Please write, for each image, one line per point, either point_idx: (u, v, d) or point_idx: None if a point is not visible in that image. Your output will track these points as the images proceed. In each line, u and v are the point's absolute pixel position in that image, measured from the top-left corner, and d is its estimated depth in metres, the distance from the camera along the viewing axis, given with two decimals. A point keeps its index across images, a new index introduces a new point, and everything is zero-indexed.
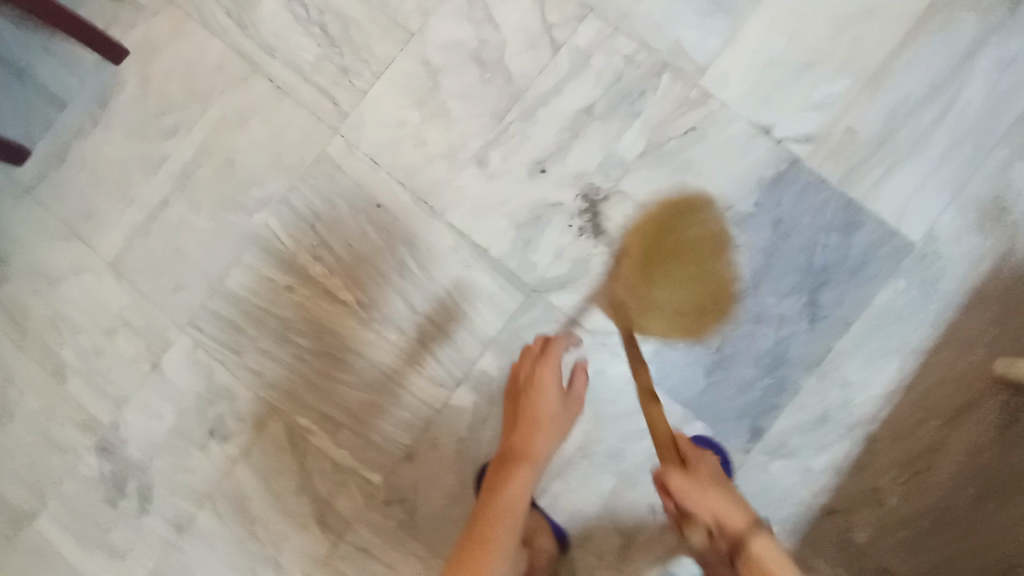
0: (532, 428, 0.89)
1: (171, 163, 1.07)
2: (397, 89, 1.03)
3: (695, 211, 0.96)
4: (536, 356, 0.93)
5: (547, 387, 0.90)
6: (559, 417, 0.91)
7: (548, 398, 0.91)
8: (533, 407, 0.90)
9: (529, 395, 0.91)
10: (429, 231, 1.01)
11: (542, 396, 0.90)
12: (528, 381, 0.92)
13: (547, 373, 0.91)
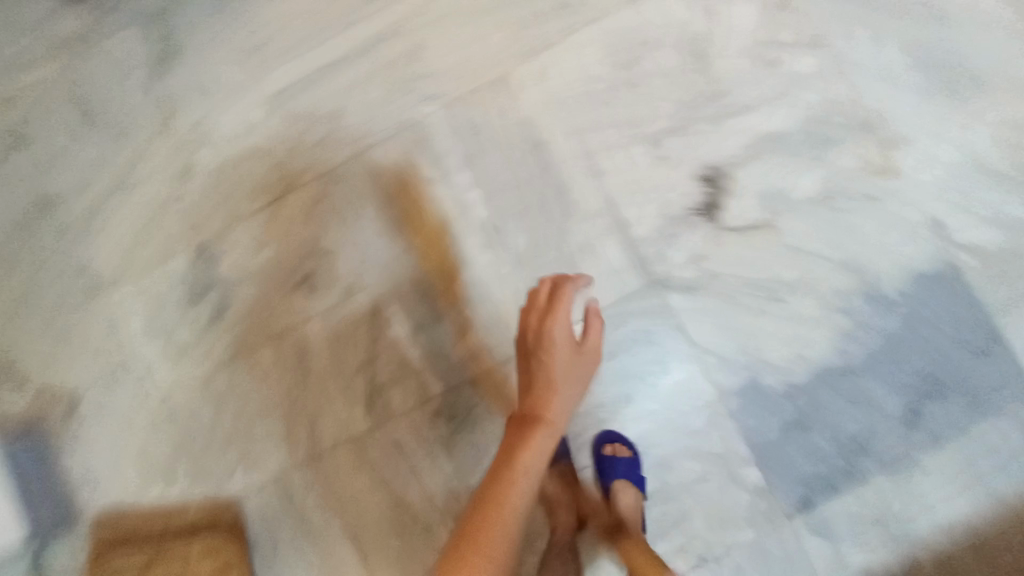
0: (544, 379, 0.74)
1: (364, 24, 1.07)
2: (603, 40, 1.00)
3: (839, 274, 0.95)
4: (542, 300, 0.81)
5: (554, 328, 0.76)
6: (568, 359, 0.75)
7: (558, 349, 0.75)
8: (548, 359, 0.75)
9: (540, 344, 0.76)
10: (579, 186, 0.99)
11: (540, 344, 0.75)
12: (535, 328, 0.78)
13: (555, 325, 0.78)
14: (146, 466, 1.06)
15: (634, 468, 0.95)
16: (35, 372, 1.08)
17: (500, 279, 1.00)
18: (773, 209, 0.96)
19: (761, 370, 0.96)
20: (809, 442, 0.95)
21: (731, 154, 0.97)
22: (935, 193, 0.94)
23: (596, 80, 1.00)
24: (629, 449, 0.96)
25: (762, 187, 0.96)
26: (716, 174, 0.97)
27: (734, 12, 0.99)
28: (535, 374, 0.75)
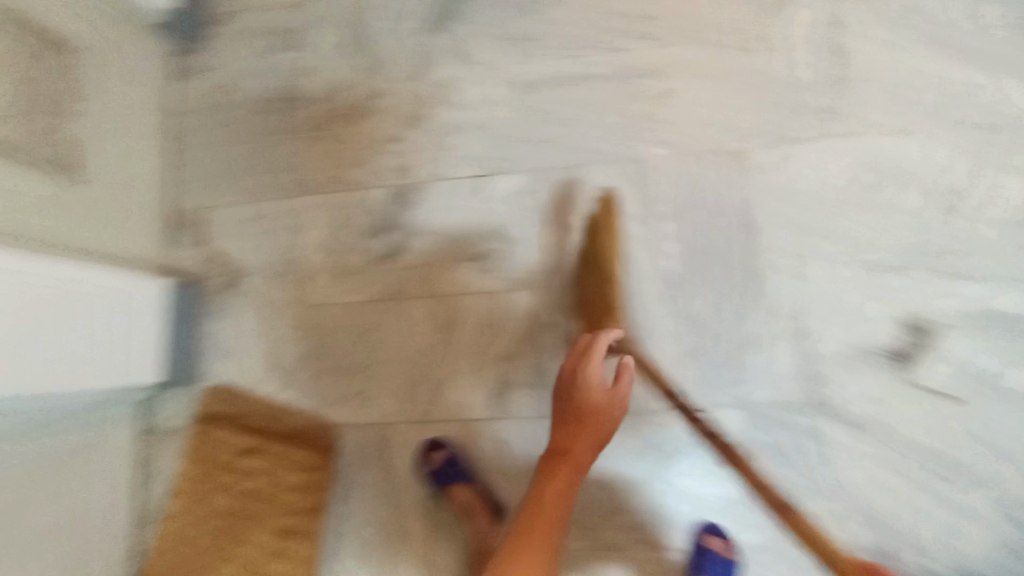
0: (585, 419, 0.95)
1: (627, 47, 1.07)
2: (855, 157, 0.99)
3: (1001, 472, 0.92)
4: (581, 352, 0.95)
5: (596, 386, 0.94)
6: (613, 401, 0.89)
7: (596, 391, 0.95)
8: (589, 416, 0.95)
9: (577, 399, 0.92)
10: (772, 281, 0.99)
11: (590, 395, 0.94)
12: (580, 371, 0.96)
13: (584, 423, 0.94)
14: (272, 362, 1.11)
15: (730, 567, 0.95)
16: (213, 237, 1.15)
17: (660, 335, 1.03)
18: (959, 382, 0.94)
19: (881, 529, 0.94)
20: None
21: (939, 313, 0.95)
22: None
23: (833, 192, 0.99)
24: (729, 547, 0.96)
25: (956, 359, 0.94)
26: (918, 328, 0.95)
27: (1001, 179, 0.95)
28: (569, 427, 0.96)
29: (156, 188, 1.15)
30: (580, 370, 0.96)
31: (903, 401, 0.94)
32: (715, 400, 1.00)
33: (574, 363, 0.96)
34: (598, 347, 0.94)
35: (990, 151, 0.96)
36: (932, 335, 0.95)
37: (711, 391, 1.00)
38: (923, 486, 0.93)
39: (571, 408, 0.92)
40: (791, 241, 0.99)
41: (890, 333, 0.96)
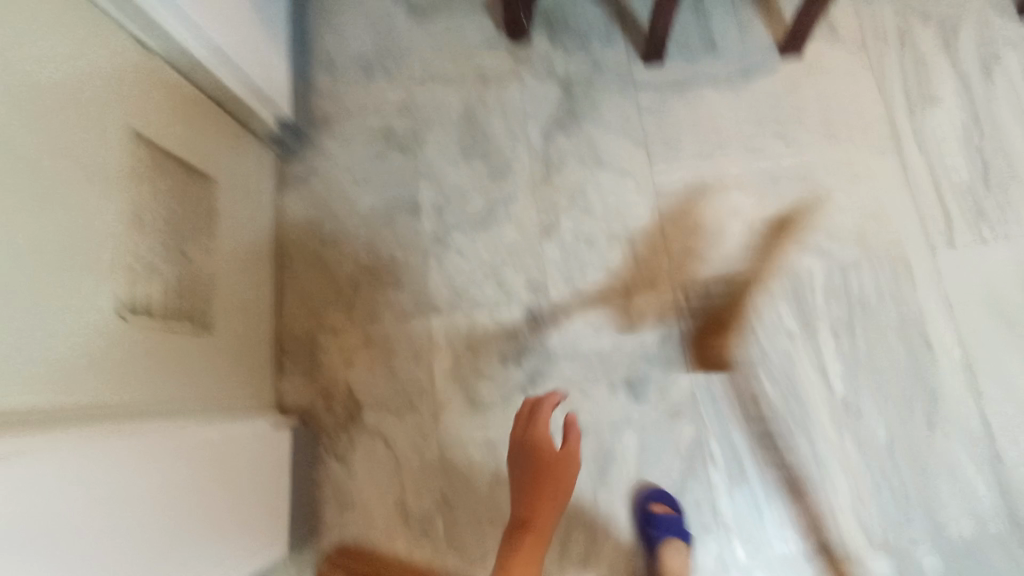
0: (530, 490, 0.76)
1: (767, 160, 1.07)
2: (1016, 266, 0.99)
3: None
4: (533, 413, 0.83)
5: (546, 445, 0.79)
6: (564, 466, 0.77)
7: (547, 460, 0.77)
8: (538, 476, 0.77)
9: (534, 432, 0.80)
10: (955, 397, 0.95)
11: (540, 452, 0.78)
12: (527, 454, 0.79)
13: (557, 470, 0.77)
14: (404, 509, 0.98)
15: None
16: (326, 364, 1.04)
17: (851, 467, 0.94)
18: None
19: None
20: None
21: None
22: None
23: (997, 300, 0.98)
24: None
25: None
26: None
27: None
28: (533, 498, 0.76)
29: (245, 296, 0.97)
30: (532, 442, 0.79)
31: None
32: (913, 537, 0.92)
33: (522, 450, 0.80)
34: (547, 406, 0.83)
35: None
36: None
37: (908, 527, 0.92)
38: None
39: (532, 505, 0.76)
40: (963, 353, 0.97)
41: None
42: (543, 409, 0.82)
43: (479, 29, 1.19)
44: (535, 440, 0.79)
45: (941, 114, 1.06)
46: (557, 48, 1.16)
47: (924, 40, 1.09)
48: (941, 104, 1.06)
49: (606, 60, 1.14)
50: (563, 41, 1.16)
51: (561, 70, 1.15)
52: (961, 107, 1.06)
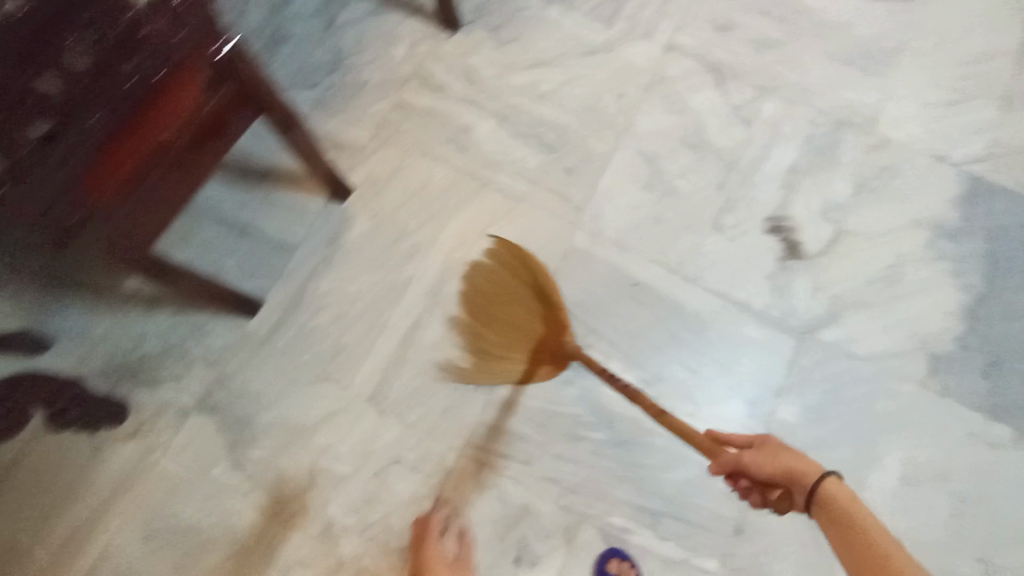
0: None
1: (419, 284, 1.05)
2: (626, 180, 1.11)
3: (917, 232, 1.08)
4: (434, 534, 0.91)
5: (434, 560, 0.89)
6: (466, 567, 0.90)
7: (440, 567, 0.88)
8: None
9: (422, 562, 0.89)
10: (706, 302, 1.04)
11: (432, 554, 0.89)
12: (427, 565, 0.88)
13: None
14: None
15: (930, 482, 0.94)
16: None
17: (717, 430, 0.97)
18: (833, 219, 1.09)
19: (993, 354, 1.01)
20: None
21: (778, 201, 1.10)
22: (950, 145, 1.13)
23: (656, 215, 1.08)
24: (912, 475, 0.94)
25: (848, 223, 1.08)
26: (811, 229, 1.08)
27: (712, 116, 1.15)
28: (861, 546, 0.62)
29: None
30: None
31: (874, 278, 1.05)
32: (769, 411, 0.98)
33: (762, 485, 0.76)
34: (434, 533, 0.91)
35: (684, 105, 1.16)
36: (819, 225, 1.08)
37: (760, 409, 0.98)
38: (951, 303, 1.04)
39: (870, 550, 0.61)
40: (677, 267, 1.06)
41: (813, 250, 1.07)
42: (435, 520, 0.92)
43: (73, 449, 0.97)
44: (427, 550, 0.90)
45: (478, 131, 1.14)
46: (165, 387, 0.99)
47: (422, 97, 1.16)
48: (472, 125, 1.14)
49: (215, 351, 1.01)
50: (164, 376, 1.00)
51: (192, 402, 0.99)
52: (486, 117, 1.15)
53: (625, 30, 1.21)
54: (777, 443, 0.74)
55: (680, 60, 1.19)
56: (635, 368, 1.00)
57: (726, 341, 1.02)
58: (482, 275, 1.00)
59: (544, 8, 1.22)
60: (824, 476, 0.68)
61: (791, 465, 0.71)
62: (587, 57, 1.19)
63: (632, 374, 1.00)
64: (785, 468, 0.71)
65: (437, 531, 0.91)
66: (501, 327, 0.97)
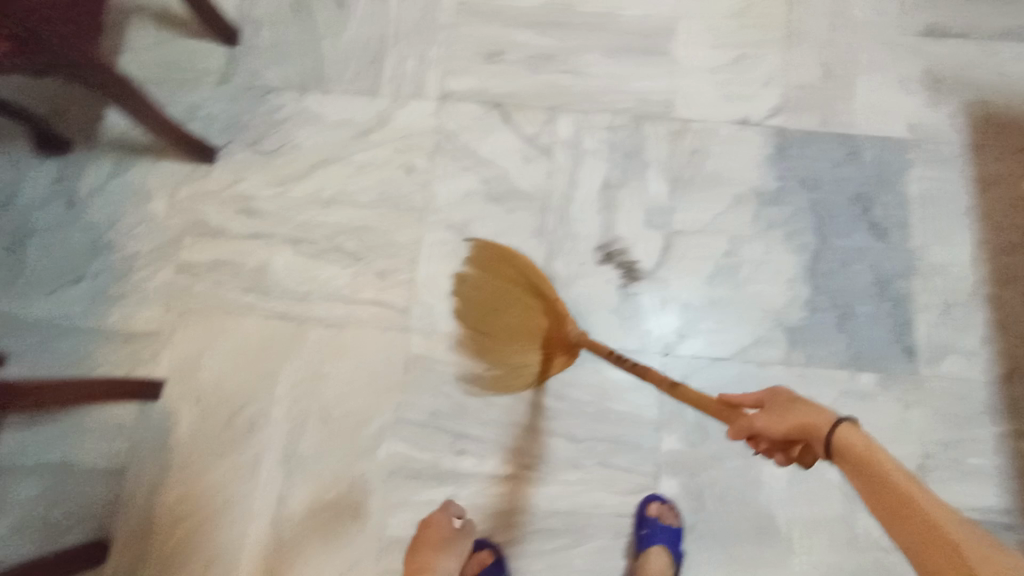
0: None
1: (270, 453, 1.00)
2: (444, 262, 1.05)
3: (740, 208, 1.06)
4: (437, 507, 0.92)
5: (436, 532, 0.89)
6: (460, 542, 0.89)
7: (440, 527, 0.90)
8: (426, 541, 0.89)
9: (421, 527, 0.91)
10: (563, 362, 1.00)
11: (434, 532, 0.89)
12: (420, 559, 0.88)
13: (445, 558, 0.88)
14: None
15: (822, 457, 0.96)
16: None
17: (611, 491, 0.96)
18: (659, 225, 1.05)
19: (840, 305, 1.02)
20: (908, 323, 1.01)
21: (601, 226, 1.05)
22: (744, 105, 1.11)
23: None
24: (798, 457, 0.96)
25: (674, 223, 1.05)
26: (641, 243, 1.05)
27: (510, 157, 1.08)
28: (882, 490, 0.59)
29: None
30: (422, 553, 0.88)
31: (712, 273, 1.04)
32: (655, 447, 0.97)
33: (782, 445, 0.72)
34: (442, 512, 0.91)
35: (479, 156, 1.08)
36: (648, 237, 1.05)
37: (646, 448, 0.97)
38: (788, 269, 1.04)
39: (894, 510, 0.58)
40: None
41: (648, 267, 1.04)
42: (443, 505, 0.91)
43: None
44: (428, 524, 0.91)
45: (277, 268, 1.07)
46: None
47: (207, 251, 1.08)
48: (269, 265, 1.07)
49: None
50: None
51: None
52: (281, 249, 1.08)
53: (393, 96, 1.12)
54: (789, 396, 0.71)
55: (459, 108, 1.11)
56: (511, 456, 0.98)
57: (595, 396, 0.98)
58: (470, 286, 0.95)
59: (300, 103, 1.13)
60: (836, 424, 0.65)
61: (805, 421, 0.67)
62: (363, 141, 1.11)
63: (509, 462, 0.98)
64: (799, 423, 0.68)
65: (447, 518, 0.90)
66: (503, 335, 0.94)
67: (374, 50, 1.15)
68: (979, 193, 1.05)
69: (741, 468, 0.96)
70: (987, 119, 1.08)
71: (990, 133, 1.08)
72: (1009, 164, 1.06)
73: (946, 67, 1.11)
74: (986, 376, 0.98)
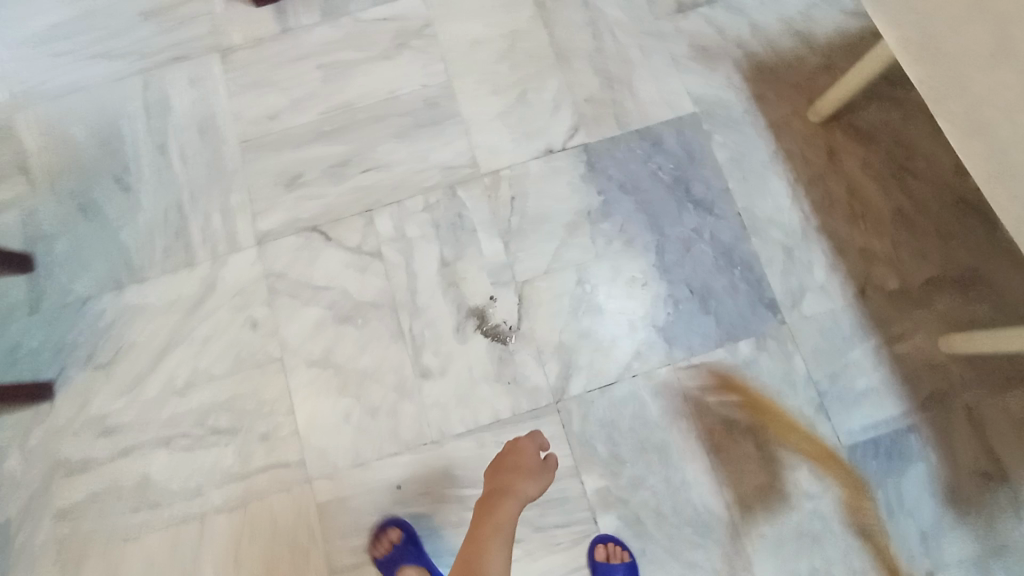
0: (491, 500, 0.85)
1: None
2: (318, 399, 1.02)
3: (575, 233, 1.08)
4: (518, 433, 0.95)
5: (524, 457, 0.90)
6: (542, 473, 0.89)
7: (526, 454, 0.90)
8: (510, 463, 0.89)
9: (505, 453, 0.92)
10: (468, 449, 0.99)
11: (522, 456, 0.90)
12: (507, 478, 0.87)
13: (527, 481, 0.87)
14: None
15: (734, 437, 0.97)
16: None
17: (555, 552, 0.94)
18: (508, 279, 1.06)
19: (697, 287, 1.05)
20: (761, 280, 1.04)
21: (455, 303, 1.05)
22: (542, 136, 1.14)
23: (363, 412, 1.01)
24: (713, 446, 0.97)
25: (521, 273, 1.06)
26: (498, 305, 1.05)
27: (344, 273, 1.08)
28: None
29: None
30: (507, 476, 0.88)
31: (573, 306, 1.05)
32: (580, 493, 0.96)
33: None
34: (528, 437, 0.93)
35: (315, 285, 1.07)
36: (502, 296, 1.05)
37: (573, 498, 0.96)
38: (638, 274, 1.06)
39: None
40: (421, 442, 1.00)
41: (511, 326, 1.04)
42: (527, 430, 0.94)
43: None
44: (515, 449, 0.92)
45: (155, 472, 1.01)
46: None
47: (79, 483, 1.01)
48: (147, 472, 1.01)
49: None
50: None
51: None
52: (153, 452, 1.02)
53: (213, 259, 1.11)
54: None
55: (280, 245, 1.10)
56: None
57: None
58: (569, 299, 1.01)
59: (123, 300, 1.09)
60: None
61: None
62: (199, 313, 1.08)
63: None
64: None
65: (533, 444, 0.92)
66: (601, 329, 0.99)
67: (177, 220, 1.13)
68: (775, 137, 1.11)
69: (667, 480, 0.96)
70: (757, 69, 1.15)
71: (764, 80, 1.15)
72: (790, 103, 1.13)
73: (706, 36, 1.18)
74: (846, 298, 1.02)
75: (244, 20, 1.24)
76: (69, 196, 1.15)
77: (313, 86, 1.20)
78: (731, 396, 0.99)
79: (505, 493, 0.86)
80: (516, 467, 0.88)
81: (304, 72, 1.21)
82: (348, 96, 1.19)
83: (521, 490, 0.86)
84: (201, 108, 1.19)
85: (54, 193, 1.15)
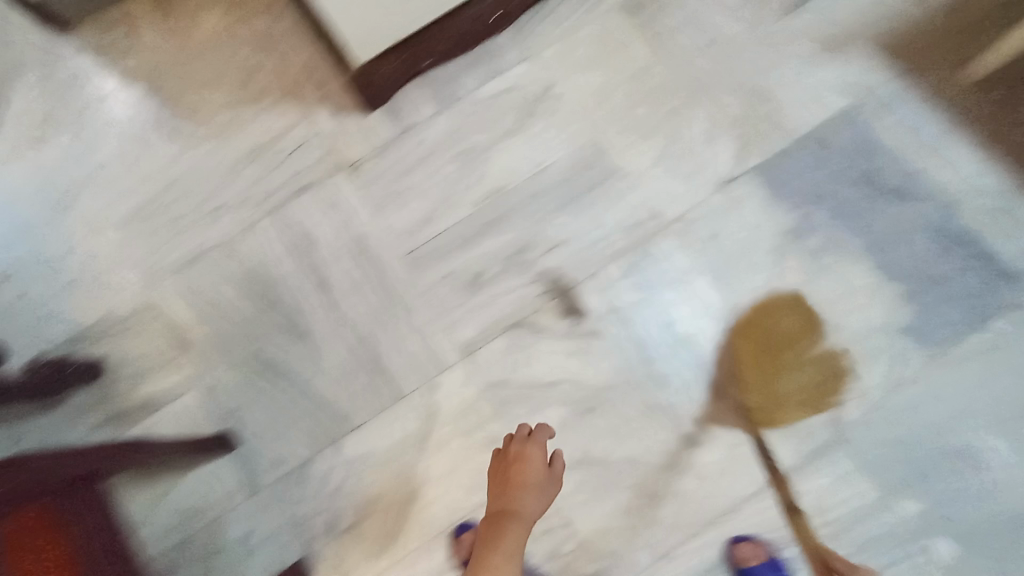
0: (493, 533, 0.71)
1: None
2: (595, 501, 0.96)
3: (782, 256, 1.06)
4: (523, 434, 0.82)
5: (533, 467, 0.77)
6: (551, 483, 0.77)
7: (540, 470, 0.77)
8: (516, 475, 0.77)
9: (511, 463, 0.78)
10: (766, 508, 0.96)
11: (529, 468, 0.77)
12: (510, 494, 0.75)
13: (535, 498, 0.75)
14: None
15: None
16: None
17: None
18: (734, 322, 1.03)
19: (927, 277, 1.02)
20: (987, 254, 1.02)
21: (693, 362, 1.02)
22: (711, 170, 1.12)
23: (645, 500, 0.96)
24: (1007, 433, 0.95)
25: (745, 313, 1.04)
26: (737, 352, 1.02)
27: (568, 364, 1.01)
28: None
29: None
30: (510, 492, 0.75)
31: (811, 331, 1.02)
32: (892, 516, 0.95)
33: None
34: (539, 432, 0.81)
35: (543, 384, 1.00)
36: (737, 340, 1.02)
37: (887, 524, 0.94)
38: (864, 281, 1.03)
39: None
40: (718, 515, 0.96)
41: (759, 373, 1.00)
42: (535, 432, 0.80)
43: None
44: (521, 457, 0.79)
45: None
46: None
47: None
48: None
49: None
50: None
51: None
52: None
53: (421, 385, 1.02)
54: None
55: (489, 352, 1.03)
56: None
57: (813, 514, 0.95)
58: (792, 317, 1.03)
59: (345, 457, 1.01)
60: None
61: None
62: (430, 449, 0.99)
63: None
64: None
65: (539, 450, 0.79)
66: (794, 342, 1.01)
67: (369, 357, 1.05)
68: (942, 106, 1.09)
69: (973, 481, 0.95)
70: (898, 42, 1.12)
71: (909, 51, 1.12)
72: (943, 66, 1.11)
73: (834, 23, 1.15)
74: None
75: (359, 127, 1.16)
76: (245, 361, 1.07)
77: (457, 177, 1.13)
78: (1005, 378, 0.97)
79: (510, 520, 0.72)
80: (515, 479, 0.77)
81: (441, 165, 1.14)
82: (497, 179, 1.12)
83: (528, 512, 0.73)
84: (348, 231, 1.12)
85: (228, 362, 1.07)
